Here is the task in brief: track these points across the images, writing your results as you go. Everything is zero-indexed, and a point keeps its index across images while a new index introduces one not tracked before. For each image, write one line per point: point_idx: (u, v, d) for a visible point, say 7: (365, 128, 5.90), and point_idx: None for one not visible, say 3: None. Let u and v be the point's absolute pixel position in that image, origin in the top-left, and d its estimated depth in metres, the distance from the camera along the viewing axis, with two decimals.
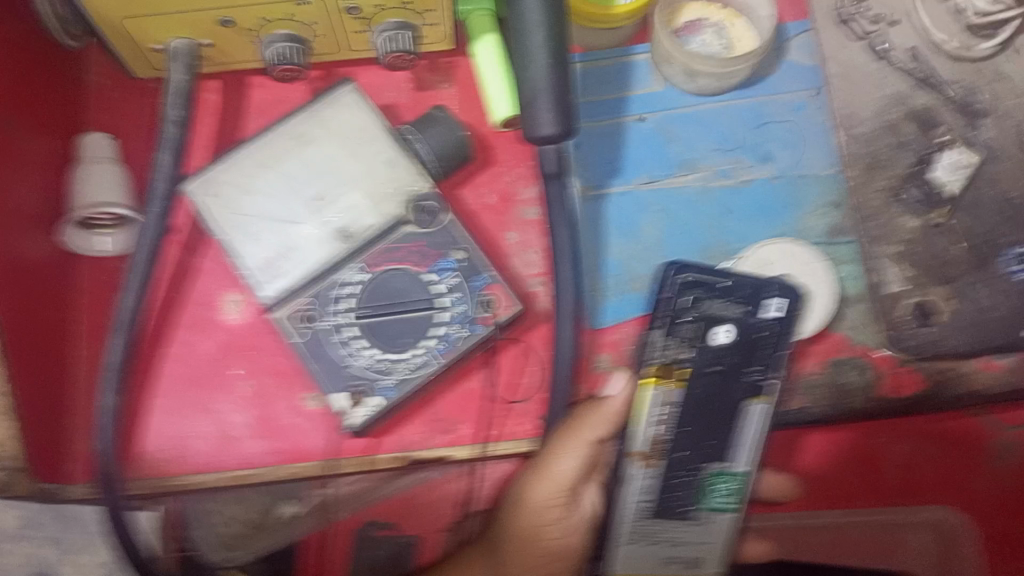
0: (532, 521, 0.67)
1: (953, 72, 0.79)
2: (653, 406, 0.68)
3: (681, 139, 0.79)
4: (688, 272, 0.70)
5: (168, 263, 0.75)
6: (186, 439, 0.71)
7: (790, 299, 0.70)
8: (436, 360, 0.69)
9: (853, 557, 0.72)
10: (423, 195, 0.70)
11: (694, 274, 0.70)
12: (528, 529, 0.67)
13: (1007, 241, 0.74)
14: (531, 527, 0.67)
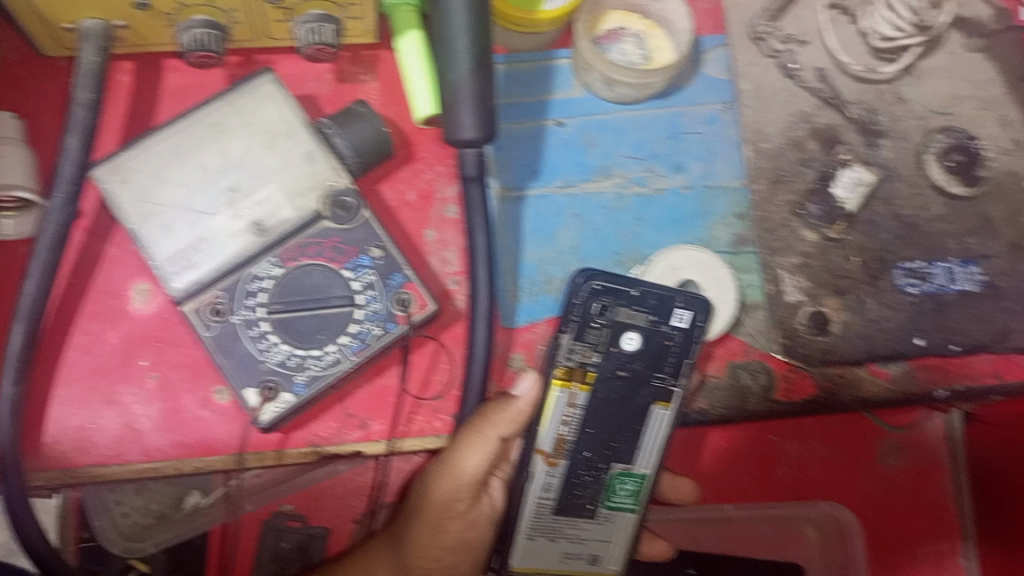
0: (436, 516, 0.68)
1: (856, 93, 0.83)
2: (558, 407, 0.68)
3: (599, 146, 0.81)
4: (597, 280, 0.66)
5: (74, 249, 0.73)
6: (89, 430, 0.70)
7: (697, 309, 0.69)
8: (348, 359, 0.68)
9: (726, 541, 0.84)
10: (341, 190, 0.70)
11: (603, 281, 0.67)
12: (432, 523, 0.69)
13: (896, 257, 0.79)
14: (435, 522, 0.68)
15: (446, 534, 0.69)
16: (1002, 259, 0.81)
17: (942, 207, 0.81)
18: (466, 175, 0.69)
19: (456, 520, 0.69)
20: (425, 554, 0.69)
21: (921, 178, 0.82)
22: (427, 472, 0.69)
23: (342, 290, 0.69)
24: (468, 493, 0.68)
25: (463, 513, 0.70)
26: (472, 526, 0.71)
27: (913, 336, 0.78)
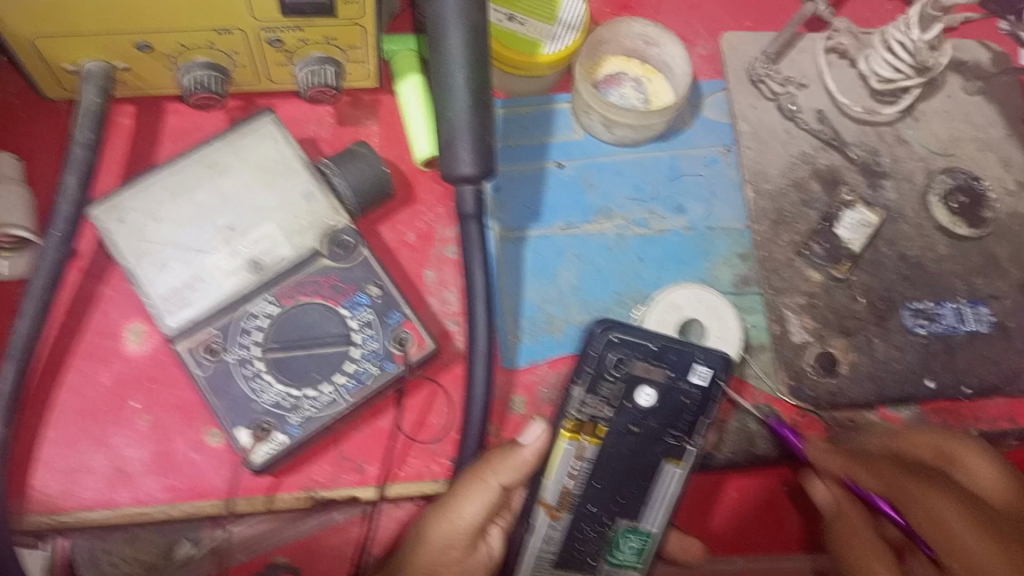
0: (426, 566, 0.62)
1: (857, 136, 0.83)
2: (564, 460, 0.66)
3: (599, 188, 0.80)
4: (614, 332, 0.66)
5: (69, 289, 0.72)
6: (77, 473, 0.68)
7: (719, 367, 0.67)
8: (344, 399, 0.66)
9: None
10: (339, 229, 0.70)
11: (621, 335, 0.67)
12: (420, 575, 0.62)
13: (903, 297, 0.78)
14: (423, 573, 0.62)
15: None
16: (1010, 299, 0.80)
17: (948, 247, 0.80)
18: (464, 213, 0.68)
19: None
20: None
21: (925, 219, 0.81)
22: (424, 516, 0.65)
23: (338, 328, 0.68)
24: (467, 544, 0.64)
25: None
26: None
27: (923, 377, 0.76)
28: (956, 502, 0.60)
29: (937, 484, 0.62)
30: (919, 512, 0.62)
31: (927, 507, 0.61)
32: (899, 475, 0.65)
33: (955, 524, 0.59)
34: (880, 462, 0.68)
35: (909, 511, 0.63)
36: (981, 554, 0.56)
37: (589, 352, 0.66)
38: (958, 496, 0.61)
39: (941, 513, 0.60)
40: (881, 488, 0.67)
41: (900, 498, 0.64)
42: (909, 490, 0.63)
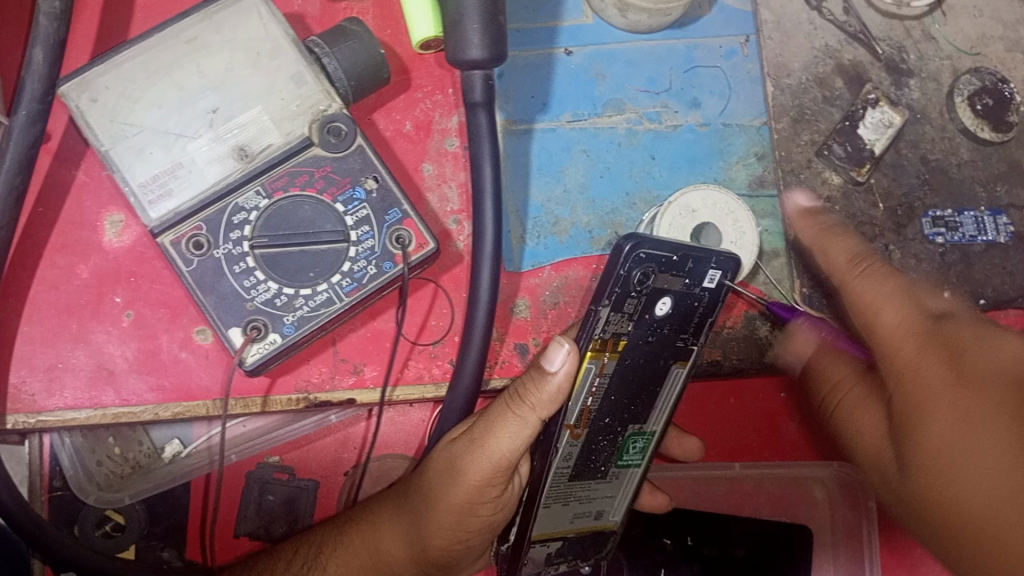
0: (465, 497, 0.61)
1: (884, 29, 0.78)
2: (585, 380, 0.62)
3: (609, 78, 0.75)
4: (644, 249, 0.58)
5: (38, 175, 0.66)
6: (58, 370, 0.64)
7: (727, 269, 0.63)
8: (340, 299, 0.63)
9: (747, 506, 0.84)
10: (332, 115, 0.64)
11: (648, 250, 0.59)
12: (461, 504, 0.61)
13: (922, 204, 0.75)
14: (463, 503, 0.61)
15: (473, 518, 0.63)
16: None
17: (970, 151, 0.76)
18: (472, 101, 0.63)
19: (489, 503, 0.63)
20: (448, 535, 0.63)
21: (949, 121, 0.77)
22: (454, 452, 0.62)
23: (333, 224, 0.63)
24: (502, 477, 0.61)
25: (495, 496, 0.63)
26: (504, 506, 0.64)
27: (939, 287, 0.73)
28: (898, 288, 0.68)
29: (886, 283, 0.68)
30: (867, 321, 0.69)
31: (865, 308, 0.68)
32: (855, 276, 0.69)
33: (902, 339, 0.67)
34: (838, 241, 0.70)
35: (855, 316, 0.69)
36: (928, 366, 0.65)
37: (618, 273, 0.58)
38: (903, 296, 0.68)
39: (884, 324, 0.68)
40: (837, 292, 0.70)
41: (845, 297, 0.69)
42: (878, 314, 0.68)
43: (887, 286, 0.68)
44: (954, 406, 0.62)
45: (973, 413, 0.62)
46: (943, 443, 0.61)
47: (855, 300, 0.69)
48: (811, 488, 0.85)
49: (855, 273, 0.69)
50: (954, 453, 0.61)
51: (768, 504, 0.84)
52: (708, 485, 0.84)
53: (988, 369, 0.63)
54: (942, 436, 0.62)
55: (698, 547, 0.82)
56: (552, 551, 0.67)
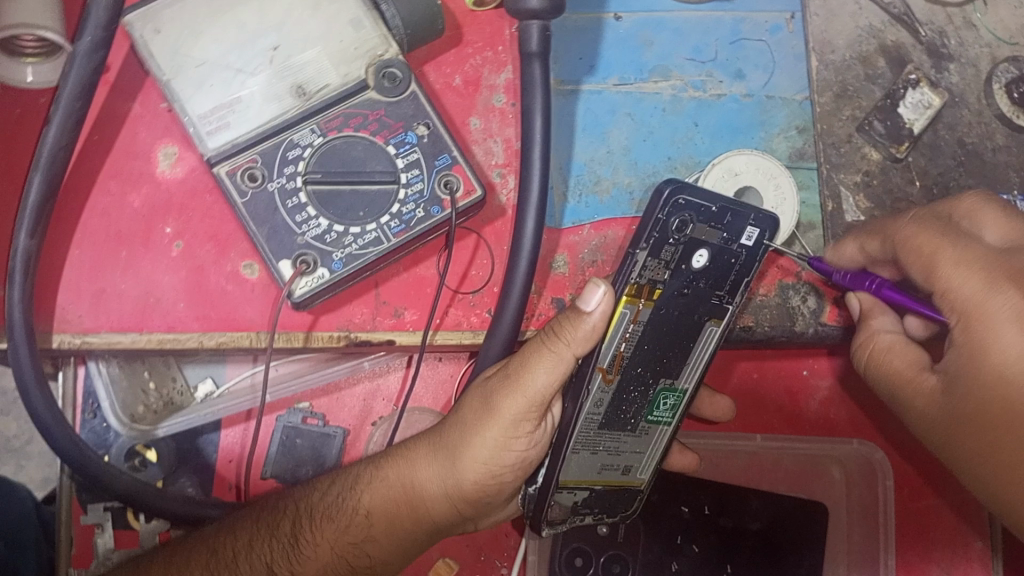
0: (502, 432, 0.63)
1: (926, 13, 0.79)
2: (621, 324, 0.64)
3: (656, 45, 0.76)
4: (682, 194, 0.62)
5: (97, 105, 0.68)
6: (105, 295, 0.65)
7: (764, 228, 0.65)
8: (387, 240, 0.63)
9: (765, 481, 0.85)
10: (388, 60, 0.65)
11: (687, 198, 0.62)
12: (498, 439, 0.63)
13: (957, 184, 0.76)
14: (500, 438, 0.63)
15: (508, 453, 0.64)
16: None
17: (1006, 137, 0.77)
18: (528, 52, 0.65)
19: (523, 441, 0.64)
20: (483, 471, 0.64)
21: (986, 107, 0.78)
22: (489, 388, 0.63)
23: (385, 166, 0.64)
24: (537, 413, 0.63)
25: (530, 432, 0.64)
26: (538, 445, 0.65)
27: None
28: (956, 251, 0.61)
29: (950, 237, 0.61)
30: (924, 269, 0.62)
31: (933, 255, 0.61)
32: (904, 228, 0.64)
33: (971, 273, 0.60)
34: (879, 224, 0.67)
35: (910, 269, 0.63)
36: (996, 303, 0.58)
37: (658, 215, 0.61)
38: (958, 240, 0.61)
39: (946, 270, 0.61)
40: (887, 253, 0.66)
41: (905, 254, 0.63)
42: (962, 284, 0.60)
43: (946, 245, 0.61)
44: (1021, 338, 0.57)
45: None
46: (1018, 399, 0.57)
47: (915, 249, 0.62)
48: (827, 469, 0.86)
49: (909, 223, 0.64)
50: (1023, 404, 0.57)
51: (786, 480, 0.85)
52: (728, 458, 0.86)
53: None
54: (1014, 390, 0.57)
55: (715, 517, 0.82)
56: (579, 501, 0.69)
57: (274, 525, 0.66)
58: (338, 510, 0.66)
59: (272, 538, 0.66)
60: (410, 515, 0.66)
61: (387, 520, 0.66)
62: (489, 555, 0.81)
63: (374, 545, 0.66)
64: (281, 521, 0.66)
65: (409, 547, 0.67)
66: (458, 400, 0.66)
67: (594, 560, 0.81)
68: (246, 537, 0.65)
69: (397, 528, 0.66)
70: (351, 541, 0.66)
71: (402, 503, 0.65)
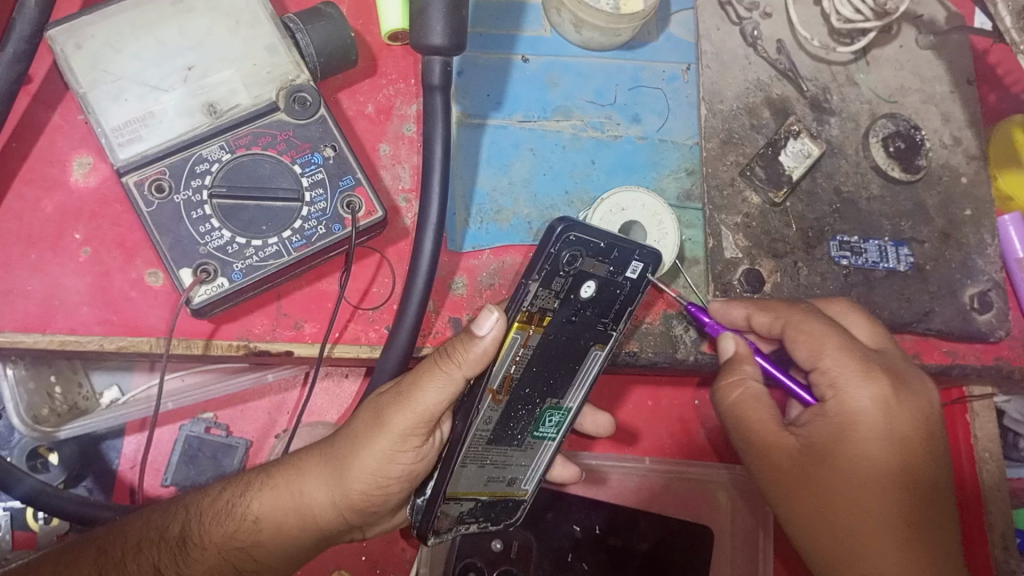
0: (389, 445, 0.64)
1: (812, 70, 0.86)
2: (512, 349, 0.66)
3: (561, 87, 0.82)
4: (575, 231, 0.62)
5: (17, 113, 0.71)
6: (11, 296, 0.67)
7: (649, 263, 0.67)
8: (288, 253, 0.67)
9: (656, 504, 0.89)
10: (299, 85, 0.70)
11: (578, 234, 0.63)
12: (386, 451, 0.64)
13: (832, 229, 0.82)
14: (388, 450, 0.64)
15: (394, 466, 0.65)
16: (931, 244, 0.83)
17: (880, 187, 0.84)
18: (430, 84, 0.69)
19: (409, 452, 0.65)
20: (370, 480, 0.65)
21: (863, 159, 0.84)
22: (380, 403, 0.65)
23: (290, 184, 0.68)
24: (426, 428, 0.64)
25: (416, 446, 0.65)
26: (425, 458, 0.67)
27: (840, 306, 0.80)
28: (841, 340, 0.67)
29: (833, 325, 0.68)
30: (810, 351, 0.67)
31: (819, 341, 0.67)
32: (795, 313, 0.69)
33: (849, 358, 0.66)
34: (773, 303, 0.71)
35: (797, 349, 0.68)
36: (863, 389, 0.65)
37: (549, 252, 0.61)
38: (840, 331, 0.67)
39: (829, 355, 0.66)
40: (775, 332, 0.70)
41: (794, 336, 0.68)
42: (854, 388, 0.65)
43: (835, 337, 0.67)
44: (874, 427, 0.65)
45: (909, 496, 0.64)
46: (877, 515, 0.64)
47: (804, 332, 0.68)
48: (714, 493, 0.90)
49: (795, 313, 0.69)
50: (876, 521, 0.64)
51: (675, 505, 0.90)
52: (624, 480, 0.89)
53: (919, 442, 0.66)
54: (875, 508, 0.64)
55: (604, 535, 0.85)
56: (465, 510, 0.72)
57: (164, 527, 0.65)
58: (227, 515, 0.66)
59: (161, 539, 0.64)
60: (296, 521, 0.66)
61: (274, 526, 0.66)
62: (384, 567, 0.84)
63: (260, 550, 0.66)
64: (171, 524, 0.65)
65: (294, 553, 0.67)
66: (352, 412, 0.68)
67: (487, 575, 0.82)
68: (135, 539, 0.64)
69: (285, 534, 0.66)
70: (239, 546, 0.65)
71: (290, 510, 0.66)
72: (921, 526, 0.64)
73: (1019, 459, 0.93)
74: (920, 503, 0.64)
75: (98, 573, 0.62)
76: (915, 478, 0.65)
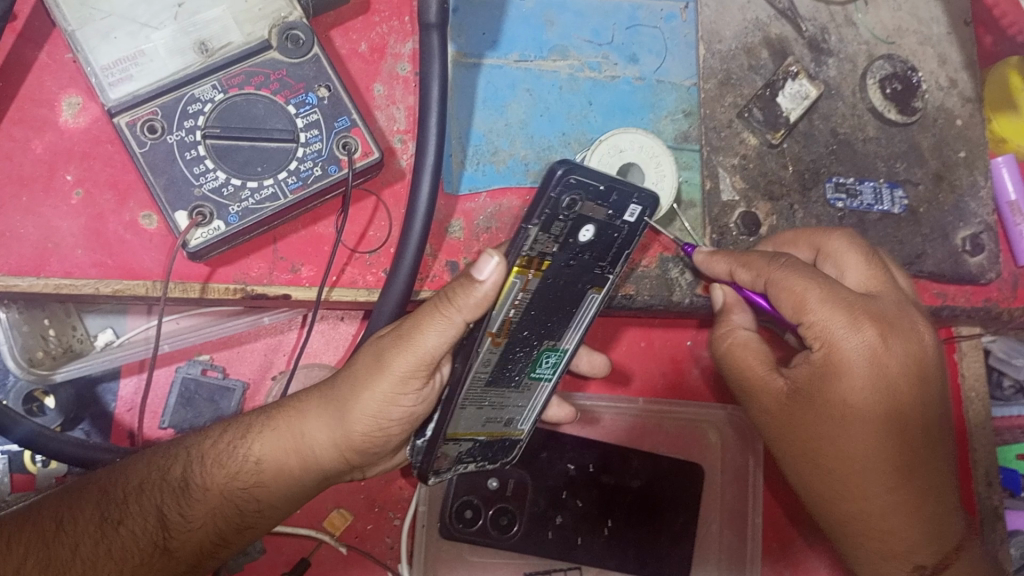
0: (388, 391, 0.64)
1: (810, 10, 0.85)
2: (512, 294, 0.65)
3: (557, 25, 0.80)
4: (574, 174, 0.60)
5: (2, 51, 0.69)
6: (5, 239, 0.66)
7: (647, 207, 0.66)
8: (284, 196, 0.66)
9: (651, 444, 0.90)
10: (292, 23, 0.68)
11: (578, 176, 0.60)
12: (385, 396, 0.64)
13: (828, 170, 0.82)
14: (387, 395, 0.64)
15: (395, 408, 0.65)
16: (925, 186, 0.83)
17: (876, 129, 0.83)
18: (426, 22, 0.68)
19: (409, 395, 0.65)
20: (371, 422, 0.65)
21: (860, 101, 0.84)
22: (381, 346, 0.64)
23: (284, 124, 0.67)
24: (426, 371, 0.64)
25: (417, 388, 0.65)
26: (425, 401, 0.67)
27: None
28: (824, 291, 0.64)
29: (817, 278, 0.64)
30: (794, 304, 0.65)
31: (801, 295, 0.64)
32: (776, 270, 0.66)
33: (832, 310, 0.64)
34: (753, 258, 0.69)
35: (780, 305, 0.65)
36: (850, 339, 0.63)
37: (550, 196, 0.59)
38: (824, 281, 0.64)
39: (813, 309, 0.64)
40: (758, 286, 0.68)
41: (777, 290, 0.65)
42: (842, 340, 0.63)
43: (818, 288, 0.64)
44: (861, 378, 0.64)
45: (897, 442, 0.65)
46: (862, 462, 0.65)
47: (786, 286, 0.65)
48: (704, 432, 0.92)
49: (778, 263, 0.67)
50: (863, 468, 0.65)
51: (669, 445, 0.91)
52: (619, 420, 0.90)
53: (909, 387, 0.65)
54: (862, 457, 0.65)
55: (598, 474, 0.87)
56: (463, 450, 0.72)
57: (166, 467, 0.65)
58: (228, 457, 0.66)
59: (164, 480, 0.65)
60: (298, 462, 0.66)
61: (276, 467, 0.66)
62: (383, 506, 0.85)
63: (263, 490, 0.66)
64: (173, 465, 0.65)
65: (297, 492, 0.68)
66: (351, 356, 0.67)
67: (483, 512, 0.84)
68: (137, 480, 0.64)
69: (287, 474, 0.66)
70: (241, 486, 0.66)
71: (292, 451, 0.66)
72: (907, 467, 0.65)
73: (1002, 399, 0.95)
74: (908, 448, 0.65)
75: (100, 513, 0.63)
76: (904, 423, 0.65)
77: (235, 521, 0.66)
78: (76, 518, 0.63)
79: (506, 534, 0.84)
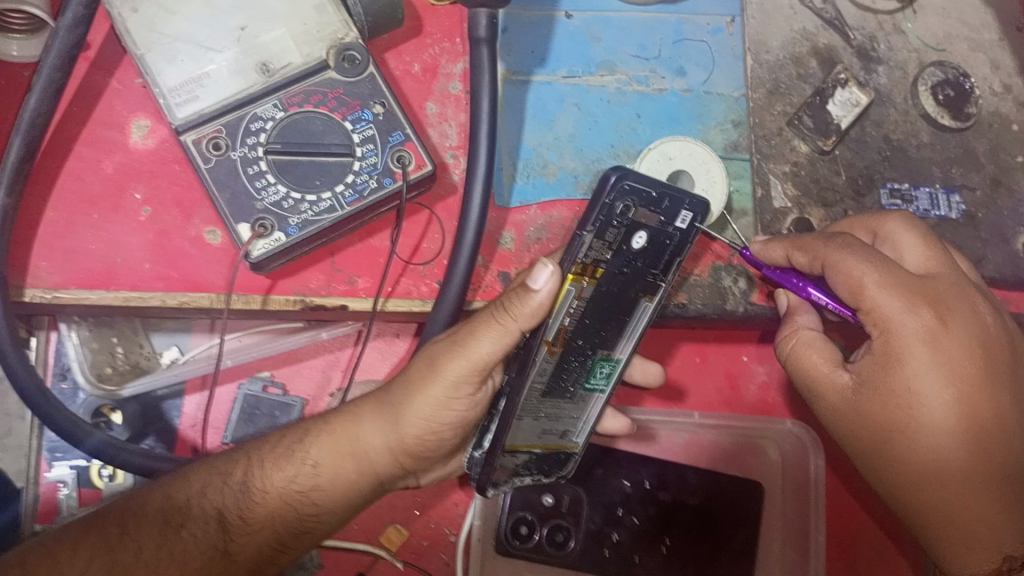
0: (441, 395, 0.65)
1: (858, 19, 0.85)
2: (568, 301, 0.65)
3: (603, 41, 0.82)
4: (627, 180, 0.61)
5: (76, 79, 0.73)
6: (77, 254, 0.69)
7: (698, 214, 0.67)
8: (341, 208, 0.68)
9: (710, 460, 0.89)
10: (348, 44, 0.71)
11: (632, 181, 0.62)
12: (437, 400, 0.65)
13: (881, 176, 0.81)
14: (439, 399, 0.65)
15: (447, 412, 0.66)
16: (982, 191, 0.82)
17: (929, 135, 0.83)
18: (476, 37, 0.70)
19: (461, 400, 0.66)
20: (425, 425, 0.66)
21: (912, 107, 0.83)
22: (435, 351, 0.65)
23: (341, 140, 0.69)
24: (478, 377, 0.65)
25: (469, 394, 0.66)
26: (477, 405, 0.68)
27: None
28: (880, 274, 0.64)
29: (870, 256, 0.64)
30: (849, 287, 0.65)
31: (856, 281, 0.64)
32: (829, 250, 0.66)
33: (891, 294, 0.64)
34: (807, 240, 0.68)
35: (837, 288, 0.65)
36: (911, 321, 0.63)
37: (605, 200, 0.61)
38: (880, 262, 0.64)
39: (869, 291, 0.64)
40: (815, 270, 0.67)
41: (831, 272, 0.66)
42: (898, 322, 0.64)
43: (874, 271, 0.64)
44: (926, 364, 0.63)
45: (970, 430, 0.64)
46: (937, 453, 0.64)
47: (838, 269, 0.65)
48: (764, 449, 0.91)
49: (834, 247, 0.66)
50: (939, 458, 0.64)
51: (727, 461, 0.90)
52: (676, 436, 0.90)
53: (975, 373, 0.64)
54: (936, 447, 0.64)
55: (654, 491, 0.86)
56: (520, 462, 0.72)
57: (227, 471, 0.67)
58: (286, 461, 0.67)
59: (224, 483, 0.66)
60: (354, 466, 0.67)
61: (332, 473, 0.67)
62: (439, 522, 0.85)
63: (320, 495, 0.67)
64: (234, 469, 0.67)
65: (352, 499, 0.68)
66: (406, 363, 0.68)
67: (539, 529, 0.83)
68: (200, 484, 0.66)
69: (343, 479, 0.67)
70: (299, 490, 0.67)
71: (348, 454, 0.67)
72: (985, 456, 0.64)
73: None
74: (983, 435, 0.64)
75: (163, 516, 0.64)
76: (975, 408, 0.64)
77: (294, 526, 0.67)
78: (141, 521, 0.64)
79: (562, 551, 0.83)
